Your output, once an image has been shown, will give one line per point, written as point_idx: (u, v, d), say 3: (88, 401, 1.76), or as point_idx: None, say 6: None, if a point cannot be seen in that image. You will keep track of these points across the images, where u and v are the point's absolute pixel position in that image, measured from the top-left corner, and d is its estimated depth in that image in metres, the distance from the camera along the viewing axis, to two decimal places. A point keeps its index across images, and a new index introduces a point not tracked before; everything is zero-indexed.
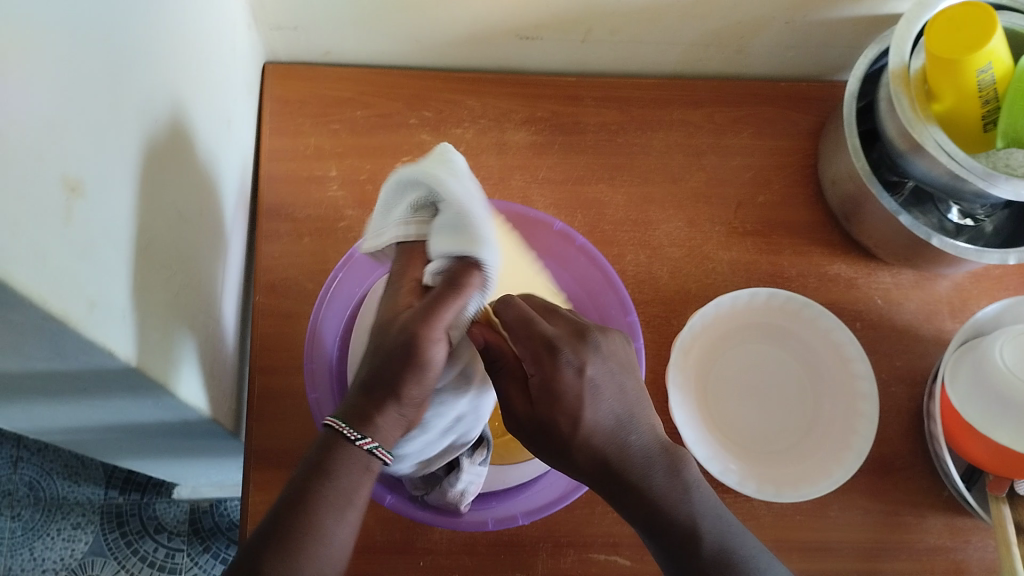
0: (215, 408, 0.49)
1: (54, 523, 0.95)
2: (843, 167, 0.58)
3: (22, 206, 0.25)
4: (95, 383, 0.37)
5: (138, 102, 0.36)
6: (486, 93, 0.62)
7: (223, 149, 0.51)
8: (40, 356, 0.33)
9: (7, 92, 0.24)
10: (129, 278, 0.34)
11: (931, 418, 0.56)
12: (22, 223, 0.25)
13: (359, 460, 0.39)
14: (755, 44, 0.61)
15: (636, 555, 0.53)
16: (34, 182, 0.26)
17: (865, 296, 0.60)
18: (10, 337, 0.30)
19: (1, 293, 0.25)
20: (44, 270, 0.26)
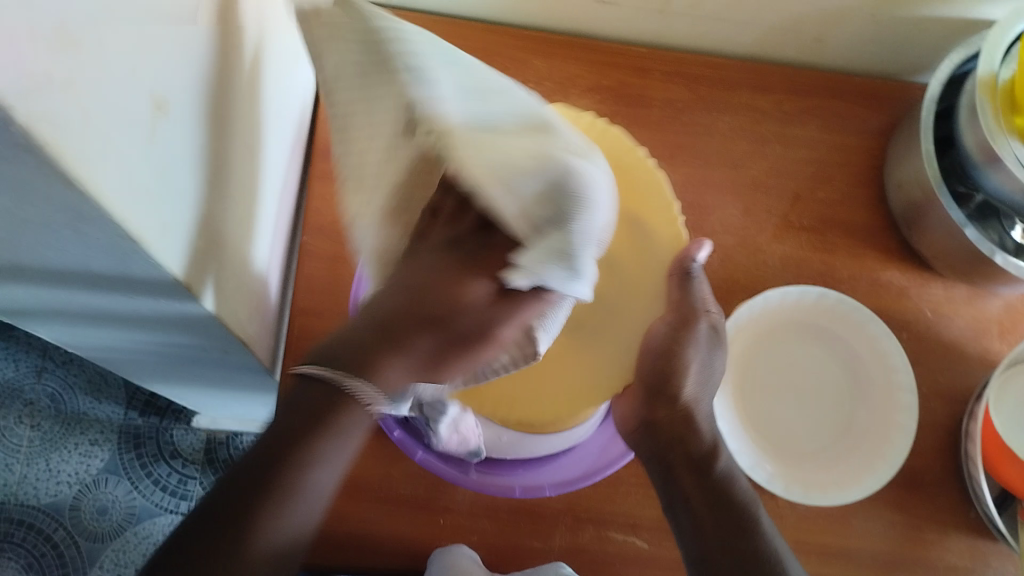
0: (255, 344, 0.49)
1: (72, 438, 0.96)
2: (912, 172, 0.56)
3: (115, 120, 0.25)
4: (145, 305, 0.37)
5: (222, 28, 0.35)
6: (553, 56, 0.61)
7: (288, 85, 0.50)
8: (102, 274, 0.33)
9: (109, 1, 0.24)
10: (198, 205, 0.33)
11: (970, 439, 0.54)
12: (113, 138, 0.25)
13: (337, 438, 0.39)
14: (836, 34, 0.59)
15: (653, 539, 0.53)
16: (126, 96, 0.25)
17: (916, 306, 0.59)
18: (77, 250, 0.29)
19: (84, 207, 0.24)
20: (126, 188, 0.26)
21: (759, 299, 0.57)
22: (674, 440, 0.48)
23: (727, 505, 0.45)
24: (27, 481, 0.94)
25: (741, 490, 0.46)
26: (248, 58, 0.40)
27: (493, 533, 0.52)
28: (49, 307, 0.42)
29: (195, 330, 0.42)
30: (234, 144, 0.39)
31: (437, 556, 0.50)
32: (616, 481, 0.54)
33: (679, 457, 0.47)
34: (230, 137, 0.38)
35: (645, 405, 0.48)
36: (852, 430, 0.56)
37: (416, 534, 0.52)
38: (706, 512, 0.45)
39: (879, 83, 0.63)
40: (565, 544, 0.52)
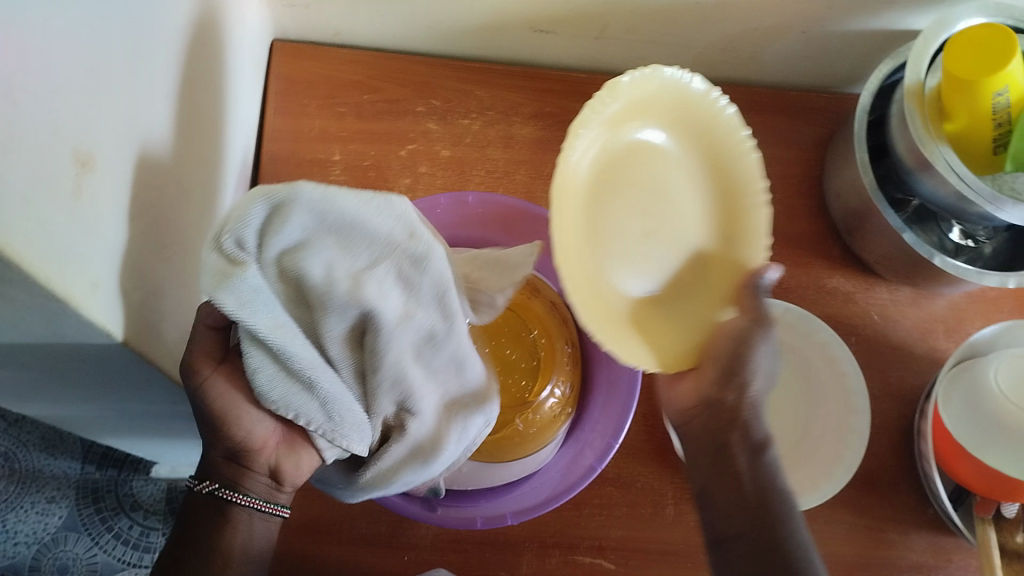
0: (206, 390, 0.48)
1: (29, 497, 0.93)
2: (849, 181, 0.58)
3: (36, 181, 0.25)
4: (88, 360, 0.37)
5: (151, 80, 0.35)
6: (495, 85, 0.61)
7: (227, 128, 0.50)
8: (38, 334, 0.32)
9: (23, 62, 0.24)
10: (135, 260, 0.33)
11: (923, 436, 0.55)
12: (34, 199, 0.24)
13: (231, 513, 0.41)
14: (769, 51, 0.61)
15: (620, 559, 0.53)
16: (47, 155, 0.25)
17: (863, 311, 0.60)
18: (7, 312, 0.29)
19: (8, 272, 0.24)
20: (53, 249, 0.26)
21: None
22: (731, 420, 0.43)
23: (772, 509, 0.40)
24: None
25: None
26: (183, 103, 0.40)
27: (460, 565, 0.52)
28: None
29: (142, 381, 0.42)
30: (171, 192, 0.39)
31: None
32: (580, 504, 0.54)
33: (736, 438, 0.43)
34: (167, 186, 0.38)
35: (713, 385, 0.44)
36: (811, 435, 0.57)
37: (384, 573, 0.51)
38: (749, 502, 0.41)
39: (814, 96, 0.65)
40: (533, 570, 0.52)
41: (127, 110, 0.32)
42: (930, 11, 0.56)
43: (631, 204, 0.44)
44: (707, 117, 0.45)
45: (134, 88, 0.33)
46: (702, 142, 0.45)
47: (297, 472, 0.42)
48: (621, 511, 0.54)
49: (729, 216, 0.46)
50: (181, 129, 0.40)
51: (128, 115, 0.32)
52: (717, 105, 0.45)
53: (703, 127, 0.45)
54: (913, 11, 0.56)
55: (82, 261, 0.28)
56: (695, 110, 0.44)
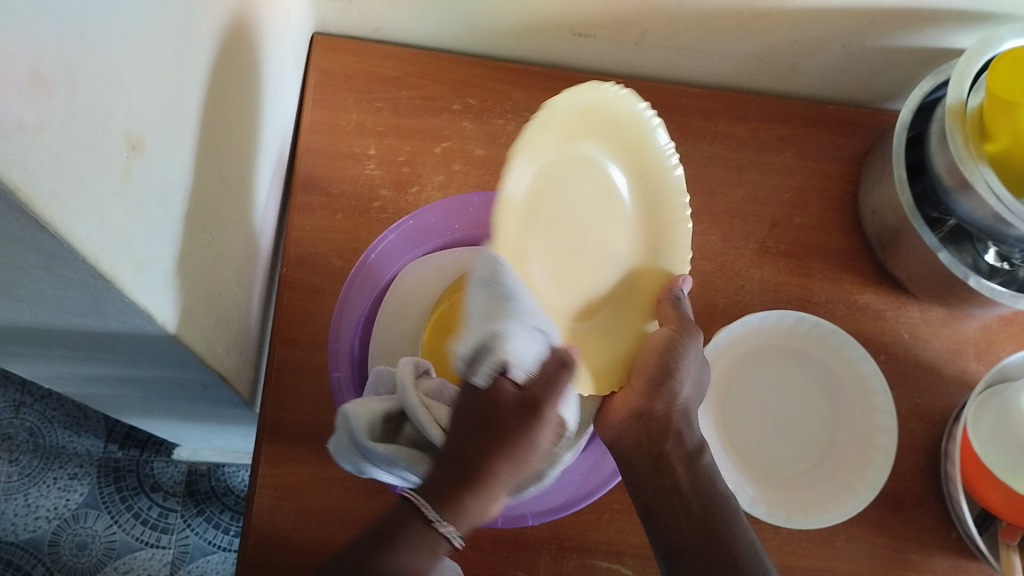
0: (235, 376, 0.49)
1: (51, 472, 0.95)
2: (885, 198, 0.57)
3: (89, 161, 0.25)
4: (125, 341, 0.37)
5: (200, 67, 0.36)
6: (532, 86, 0.62)
7: (268, 118, 0.50)
8: (79, 313, 0.33)
9: (84, 45, 0.24)
10: (176, 243, 0.33)
11: (949, 458, 0.54)
12: (87, 179, 0.25)
13: (408, 515, 0.46)
14: (809, 63, 0.61)
15: (638, 565, 0.53)
16: (100, 136, 0.26)
17: (893, 329, 0.60)
18: (52, 289, 0.29)
19: (58, 249, 0.25)
20: (101, 229, 0.26)
21: (739, 323, 0.57)
22: (668, 432, 0.48)
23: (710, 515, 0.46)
24: (5, 518, 0.92)
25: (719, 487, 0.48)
26: (227, 92, 0.40)
27: (477, 563, 0.52)
28: (27, 342, 0.42)
29: (175, 365, 0.42)
30: (213, 178, 0.39)
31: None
32: (599, 508, 0.54)
33: (673, 451, 0.48)
34: (209, 172, 0.38)
35: (641, 397, 0.48)
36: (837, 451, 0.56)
37: None
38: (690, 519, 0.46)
39: (852, 110, 0.64)
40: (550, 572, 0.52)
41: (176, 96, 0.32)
42: (976, 29, 0.56)
43: (570, 201, 0.47)
44: (620, 117, 0.48)
45: (183, 76, 0.33)
46: (620, 136, 0.49)
47: (487, 502, 0.42)
48: (640, 518, 0.54)
49: (651, 225, 0.50)
50: (224, 118, 0.40)
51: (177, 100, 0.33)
52: (626, 99, 0.48)
53: (615, 128, 0.48)
54: (958, 29, 0.56)
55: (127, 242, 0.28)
56: (613, 113, 0.48)
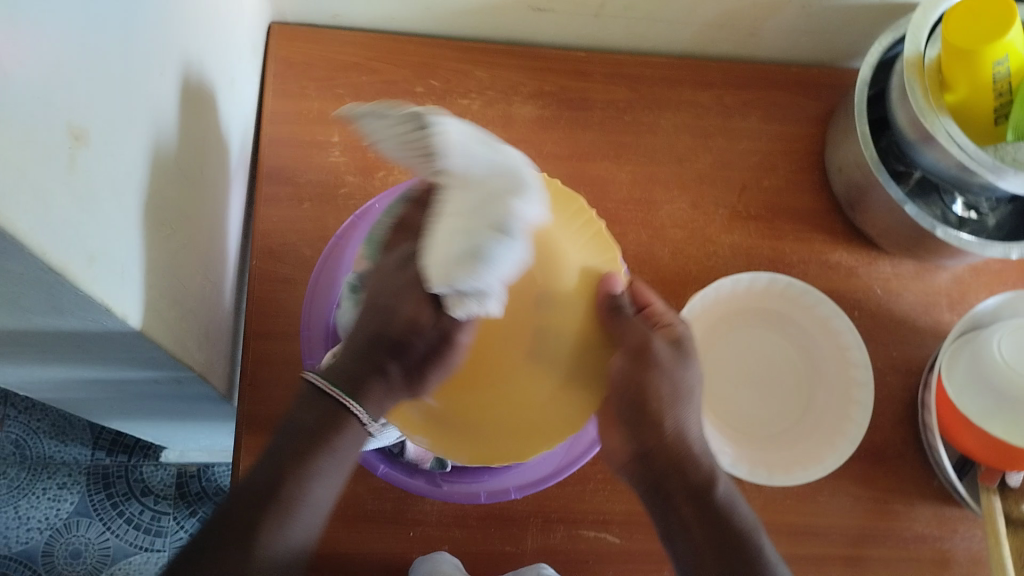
0: (208, 369, 0.48)
1: (40, 483, 0.94)
2: (850, 155, 0.58)
3: (28, 153, 0.25)
4: (92, 341, 0.37)
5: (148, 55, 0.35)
6: (495, 64, 0.62)
7: (229, 110, 0.50)
8: (38, 311, 0.32)
9: (16, 37, 0.24)
10: (132, 235, 0.33)
11: (926, 407, 0.55)
12: (27, 170, 0.25)
13: (352, 434, 0.44)
14: (769, 26, 0.61)
15: (625, 533, 0.54)
16: (39, 129, 0.25)
17: (865, 285, 0.60)
18: (7, 288, 0.29)
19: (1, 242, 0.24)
20: (45, 221, 0.26)
21: (711, 287, 0.57)
22: (663, 469, 0.46)
23: (732, 536, 0.44)
24: None
25: (739, 518, 0.45)
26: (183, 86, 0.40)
27: (465, 541, 0.52)
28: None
29: (149, 363, 0.42)
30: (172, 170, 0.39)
31: (422, 560, 0.51)
32: (584, 478, 0.54)
33: (676, 476, 0.46)
34: (165, 163, 0.38)
35: (635, 436, 0.47)
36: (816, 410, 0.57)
37: (389, 550, 0.52)
38: (710, 552, 0.44)
39: (814, 70, 0.65)
40: (538, 546, 0.53)
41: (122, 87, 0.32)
42: None
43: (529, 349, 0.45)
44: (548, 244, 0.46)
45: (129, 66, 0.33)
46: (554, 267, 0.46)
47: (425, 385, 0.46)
48: (625, 486, 0.54)
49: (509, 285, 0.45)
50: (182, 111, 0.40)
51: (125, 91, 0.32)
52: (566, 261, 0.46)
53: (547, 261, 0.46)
54: None
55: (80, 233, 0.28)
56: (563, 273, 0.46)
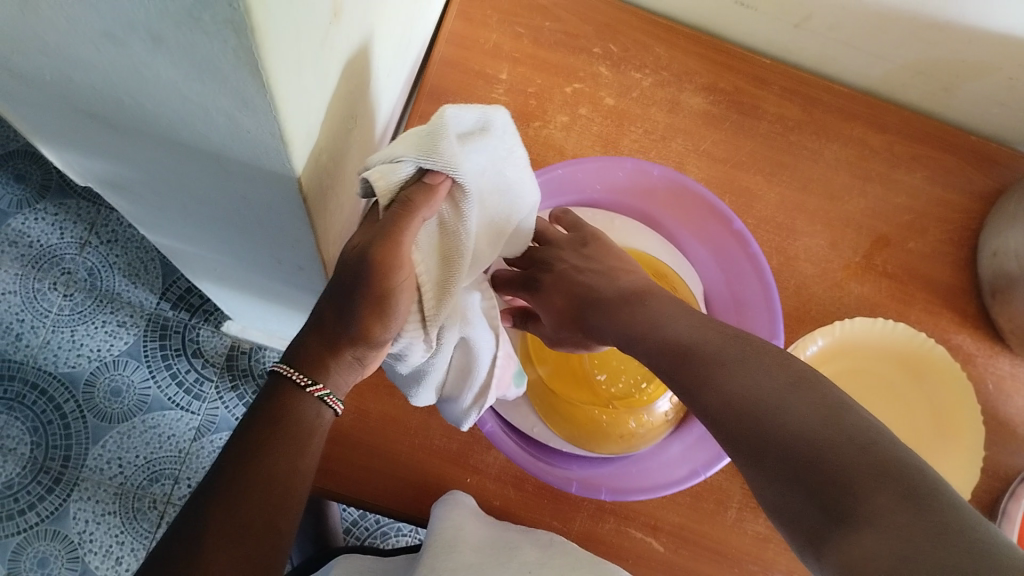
0: (333, 254, 0.45)
1: (102, 315, 0.94)
2: (1012, 240, 0.55)
3: (296, 42, 0.23)
4: (228, 194, 0.35)
5: (328, 31, 0.26)
6: (677, 47, 0.59)
7: (384, 90, 0.44)
8: (183, 144, 0.30)
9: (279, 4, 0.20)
10: (319, 142, 0.31)
11: (1007, 517, 0.53)
12: (291, 62, 0.23)
13: (310, 407, 0.38)
14: (966, 88, 0.57)
15: (670, 544, 0.53)
16: (307, 14, 0.23)
17: (979, 376, 0.58)
18: (192, 128, 0.28)
19: (260, 105, 0.24)
20: (295, 76, 0.24)
21: (844, 325, 0.56)
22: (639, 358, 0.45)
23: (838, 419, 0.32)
24: (50, 347, 0.93)
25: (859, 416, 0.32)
26: (350, 87, 0.33)
27: (515, 502, 0.53)
28: (135, 182, 0.40)
29: (275, 233, 0.40)
30: (248, 188, 0.33)
31: (441, 503, 0.50)
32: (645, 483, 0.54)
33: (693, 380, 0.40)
34: (364, 70, 0.35)
35: (561, 313, 0.53)
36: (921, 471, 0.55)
37: (444, 485, 0.53)
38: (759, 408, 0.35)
39: (997, 147, 0.60)
40: (584, 530, 0.53)
41: (185, 90, 0.25)
42: None
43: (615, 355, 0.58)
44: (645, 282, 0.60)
45: (241, 121, 0.26)
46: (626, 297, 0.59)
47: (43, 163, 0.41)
48: (685, 500, 0.54)
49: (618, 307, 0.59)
50: (346, 96, 0.33)
51: (179, 88, 0.25)
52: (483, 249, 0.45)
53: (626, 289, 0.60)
54: None
55: (24, 8, 0.23)
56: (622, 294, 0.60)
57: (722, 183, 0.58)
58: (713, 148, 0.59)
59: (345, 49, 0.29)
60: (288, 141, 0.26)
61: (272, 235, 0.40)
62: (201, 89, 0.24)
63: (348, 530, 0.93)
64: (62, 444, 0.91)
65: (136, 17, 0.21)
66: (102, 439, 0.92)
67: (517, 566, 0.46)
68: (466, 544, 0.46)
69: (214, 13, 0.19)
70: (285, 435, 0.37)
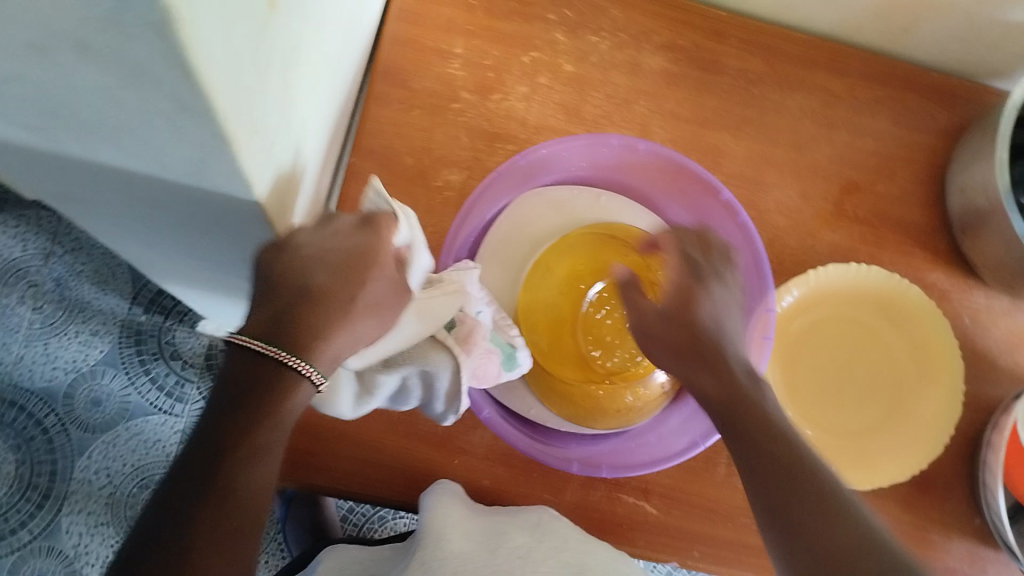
0: None
1: (74, 325, 0.93)
2: (979, 176, 0.55)
3: (230, 40, 0.22)
4: (180, 198, 0.34)
5: (265, 25, 0.25)
6: (633, 6, 0.58)
7: (334, 78, 0.43)
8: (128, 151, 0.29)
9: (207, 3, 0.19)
10: (269, 140, 0.30)
11: (990, 447, 0.54)
12: (227, 60, 0.23)
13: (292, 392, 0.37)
14: (924, 26, 0.57)
15: (663, 505, 0.54)
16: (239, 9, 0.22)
17: (954, 312, 0.58)
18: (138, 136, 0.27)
19: (197, 108, 0.23)
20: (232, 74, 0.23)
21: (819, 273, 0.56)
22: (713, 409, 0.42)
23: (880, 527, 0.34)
24: (23, 363, 0.91)
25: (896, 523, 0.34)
26: (296, 79, 0.32)
27: (506, 478, 0.53)
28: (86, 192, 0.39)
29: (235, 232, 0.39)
30: (201, 191, 0.32)
31: (431, 489, 0.50)
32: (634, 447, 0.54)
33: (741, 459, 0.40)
34: (309, 61, 0.34)
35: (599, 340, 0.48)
36: (903, 410, 0.56)
37: (432, 469, 0.53)
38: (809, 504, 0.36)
39: (957, 83, 0.61)
40: (577, 500, 0.53)
41: (120, 98, 0.24)
42: None
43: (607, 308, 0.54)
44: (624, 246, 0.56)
45: (180, 125, 0.25)
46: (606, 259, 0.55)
47: None
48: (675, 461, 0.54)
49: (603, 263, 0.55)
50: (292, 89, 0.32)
51: (114, 97, 0.24)
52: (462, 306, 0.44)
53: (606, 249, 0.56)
54: None
55: None
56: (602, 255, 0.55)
57: (688, 141, 0.58)
58: (676, 107, 0.58)
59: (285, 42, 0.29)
60: (233, 141, 0.26)
61: (234, 235, 0.39)
62: (136, 97, 0.23)
63: (346, 517, 0.93)
64: (47, 459, 0.90)
65: (57, 28, 0.20)
66: (88, 449, 0.91)
67: (507, 554, 0.46)
68: (454, 532, 0.46)
69: (135, 16, 0.18)
70: (274, 424, 0.36)
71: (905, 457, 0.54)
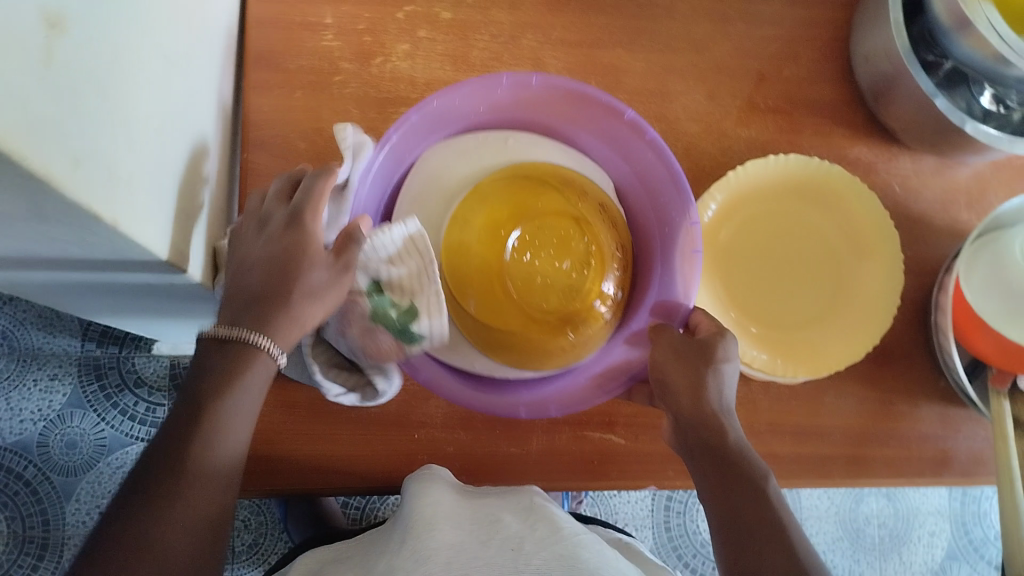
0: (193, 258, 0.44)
1: (31, 374, 0.91)
2: (879, 40, 0.53)
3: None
4: (48, 237, 0.35)
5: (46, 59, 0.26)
6: None
7: (188, 86, 0.43)
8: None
9: None
10: (106, 167, 0.31)
11: (941, 310, 0.54)
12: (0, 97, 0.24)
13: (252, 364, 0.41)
14: None
15: (630, 434, 0.54)
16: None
17: (884, 182, 0.58)
18: None
19: None
20: (13, 110, 0.24)
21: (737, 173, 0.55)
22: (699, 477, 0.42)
23: None
24: None
25: None
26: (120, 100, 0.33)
27: (469, 442, 0.52)
28: None
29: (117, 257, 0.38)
30: (59, 229, 0.33)
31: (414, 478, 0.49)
32: None
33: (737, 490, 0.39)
34: (140, 80, 0.35)
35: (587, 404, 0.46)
36: (849, 291, 0.55)
37: (393, 449, 0.52)
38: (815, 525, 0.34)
39: None
40: (544, 447, 0.53)
41: None
42: None
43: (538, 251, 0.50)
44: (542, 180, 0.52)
45: None
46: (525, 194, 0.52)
47: None
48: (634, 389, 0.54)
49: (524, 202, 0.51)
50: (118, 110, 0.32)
51: None
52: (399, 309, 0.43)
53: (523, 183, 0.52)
54: None
55: None
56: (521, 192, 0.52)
57: (585, 66, 0.56)
58: (564, 33, 0.56)
59: (88, 68, 0.29)
60: (47, 176, 0.27)
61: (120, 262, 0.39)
62: None
63: (345, 503, 0.93)
64: (37, 511, 0.89)
65: None
66: (75, 493, 0.89)
67: (501, 542, 0.44)
68: (442, 519, 0.45)
69: None
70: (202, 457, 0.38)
71: (857, 337, 0.54)
